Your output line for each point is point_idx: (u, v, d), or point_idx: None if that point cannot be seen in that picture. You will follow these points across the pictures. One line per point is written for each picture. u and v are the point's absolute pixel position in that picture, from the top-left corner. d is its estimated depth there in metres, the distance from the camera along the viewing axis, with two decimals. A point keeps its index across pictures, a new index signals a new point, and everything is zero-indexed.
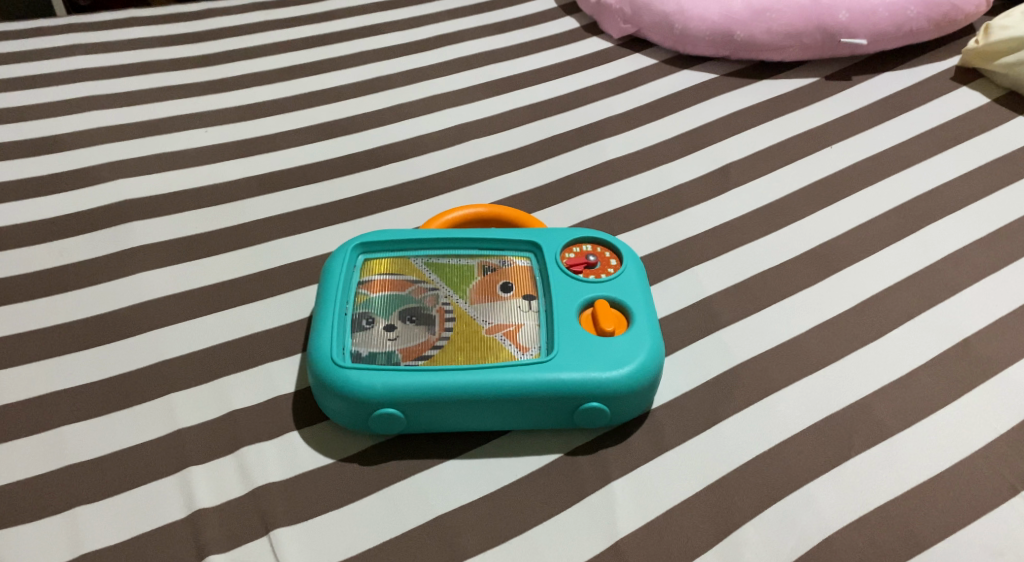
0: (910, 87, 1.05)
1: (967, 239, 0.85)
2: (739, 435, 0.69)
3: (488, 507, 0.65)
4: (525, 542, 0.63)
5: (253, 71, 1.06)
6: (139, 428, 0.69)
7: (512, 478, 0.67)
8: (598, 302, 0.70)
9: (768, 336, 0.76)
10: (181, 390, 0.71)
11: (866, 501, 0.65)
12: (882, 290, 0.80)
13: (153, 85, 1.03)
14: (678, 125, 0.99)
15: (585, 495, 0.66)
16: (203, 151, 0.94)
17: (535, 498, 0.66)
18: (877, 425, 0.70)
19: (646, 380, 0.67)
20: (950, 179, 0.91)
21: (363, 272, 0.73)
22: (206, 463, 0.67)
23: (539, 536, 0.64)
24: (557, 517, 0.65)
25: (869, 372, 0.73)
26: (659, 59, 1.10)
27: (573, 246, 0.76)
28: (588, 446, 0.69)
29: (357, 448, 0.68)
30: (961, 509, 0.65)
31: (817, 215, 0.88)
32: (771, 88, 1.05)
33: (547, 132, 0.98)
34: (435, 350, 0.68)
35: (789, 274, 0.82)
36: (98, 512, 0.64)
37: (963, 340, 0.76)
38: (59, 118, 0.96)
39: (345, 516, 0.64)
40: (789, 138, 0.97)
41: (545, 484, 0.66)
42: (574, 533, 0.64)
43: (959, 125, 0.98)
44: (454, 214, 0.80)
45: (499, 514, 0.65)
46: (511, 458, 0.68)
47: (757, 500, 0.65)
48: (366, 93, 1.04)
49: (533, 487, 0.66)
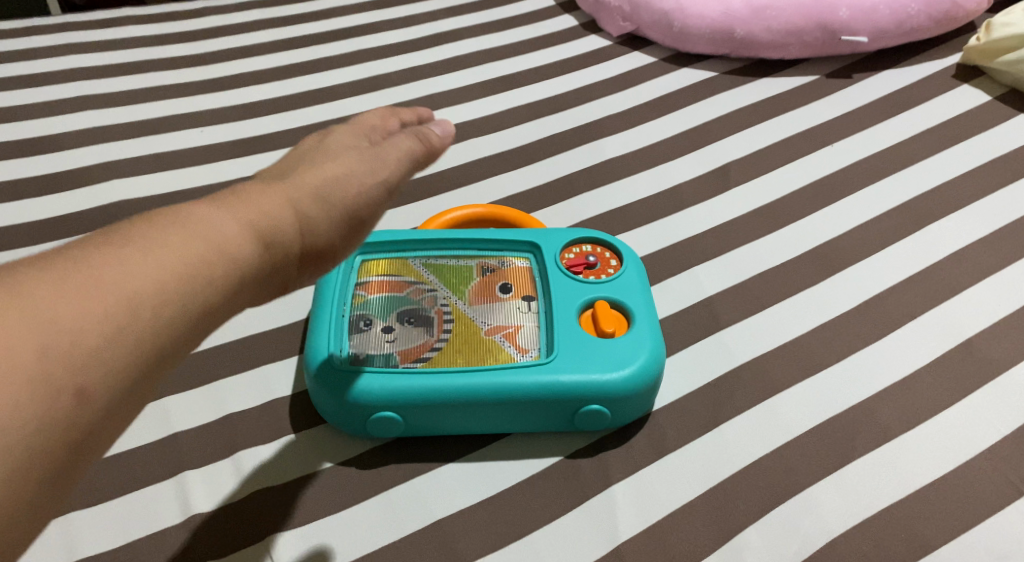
0: (912, 85, 1.04)
1: (969, 237, 0.84)
2: (741, 437, 0.68)
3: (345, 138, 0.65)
4: (394, 160, 0.64)
5: (250, 70, 1.05)
6: (133, 432, 0.68)
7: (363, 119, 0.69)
8: (598, 302, 0.70)
9: (769, 337, 0.76)
10: (176, 394, 0.71)
11: (868, 505, 0.64)
12: (884, 291, 0.79)
13: (148, 84, 1.02)
14: (678, 123, 0.98)
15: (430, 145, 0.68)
16: (198, 151, 0.93)
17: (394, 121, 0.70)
18: (880, 427, 0.69)
19: (647, 382, 0.66)
20: (951, 178, 0.91)
21: (360, 273, 0.72)
22: (202, 467, 0.66)
23: (401, 145, 0.65)
24: (410, 149, 0.65)
25: (871, 373, 0.73)
26: (658, 57, 1.09)
27: (573, 247, 0.75)
28: (415, 111, 0.73)
29: (355, 452, 0.67)
30: (964, 512, 0.64)
31: (818, 214, 0.87)
32: (772, 86, 1.04)
33: (545, 132, 0.98)
34: (433, 352, 0.67)
35: (791, 274, 0.81)
36: (91, 517, 0.63)
37: (966, 340, 0.75)
38: (54, 118, 0.96)
39: (342, 521, 0.63)
40: (789, 136, 0.97)
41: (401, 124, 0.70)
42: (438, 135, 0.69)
43: (960, 123, 0.98)
44: (452, 214, 0.79)
45: (353, 142, 0.65)
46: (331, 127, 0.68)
47: (761, 504, 0.65)
48: (363, 92, 1.03)
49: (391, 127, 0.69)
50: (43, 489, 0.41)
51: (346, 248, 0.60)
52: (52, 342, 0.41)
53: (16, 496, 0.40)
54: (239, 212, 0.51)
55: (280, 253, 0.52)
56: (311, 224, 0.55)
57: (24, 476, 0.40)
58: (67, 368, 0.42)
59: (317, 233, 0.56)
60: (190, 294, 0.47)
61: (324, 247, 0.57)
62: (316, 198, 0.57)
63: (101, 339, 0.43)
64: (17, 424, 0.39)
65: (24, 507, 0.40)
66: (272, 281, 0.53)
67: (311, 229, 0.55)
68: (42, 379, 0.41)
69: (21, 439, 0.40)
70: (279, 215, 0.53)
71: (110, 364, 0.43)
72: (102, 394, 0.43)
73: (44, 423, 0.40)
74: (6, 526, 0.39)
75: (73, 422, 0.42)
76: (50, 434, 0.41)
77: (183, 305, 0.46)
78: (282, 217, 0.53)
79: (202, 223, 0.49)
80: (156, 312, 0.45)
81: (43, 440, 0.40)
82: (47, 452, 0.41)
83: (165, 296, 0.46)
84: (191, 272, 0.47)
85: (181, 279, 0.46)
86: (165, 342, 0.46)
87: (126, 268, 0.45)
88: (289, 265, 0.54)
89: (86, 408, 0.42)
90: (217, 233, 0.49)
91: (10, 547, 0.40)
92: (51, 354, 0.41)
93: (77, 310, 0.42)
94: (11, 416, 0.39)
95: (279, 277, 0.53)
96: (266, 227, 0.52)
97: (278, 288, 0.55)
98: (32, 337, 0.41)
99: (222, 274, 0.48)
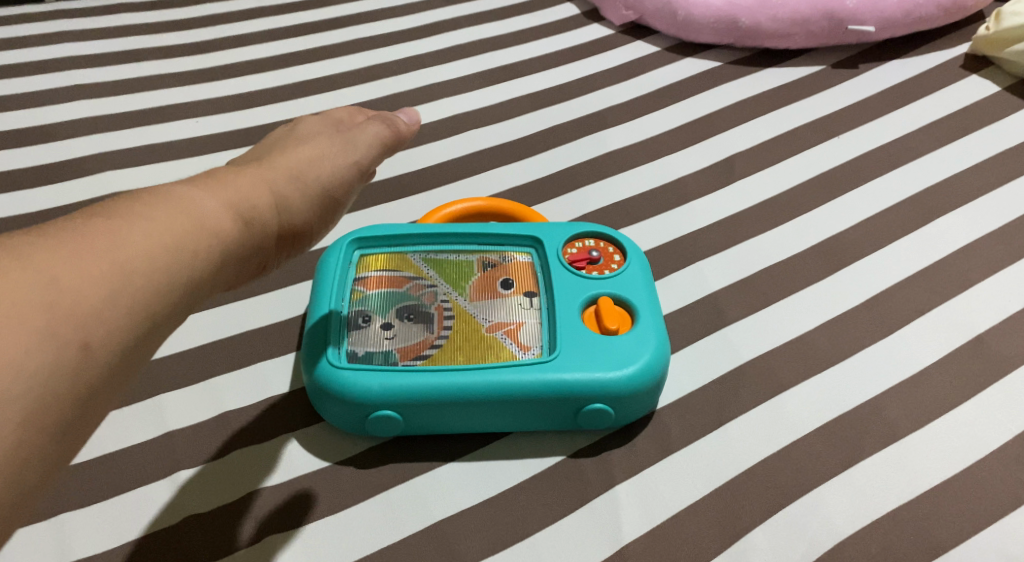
0: (920, 75, 1.02)
1: (978, 232, 0.83)
2: (747, 436, 0.67)
3: (311, 131, 0.70)
4: (354, 154, 0.68)
5: (246, 59, 1.03)
6: (128, 431, 0.67)
7: (330, 114, 0.74)
8: (601, 299, 0.68)
9: (775, 333, 0.74)
10: (171, 391, 0.69)
11: (877, 506, 0.63)
12: (892, 286, 0.78)
13: (143, 73, 1.00)
14: (681, 115, 0.97)
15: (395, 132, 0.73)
16: (194, 142, 0.92)
17: (357, 115, 0.74)
18: (888, 426, 0.68)
19: (651, 380, 0.65)
20: (959, 171, 0.89)
21: (359, 268, 0.71)
22: (197, 467, 0.65)
23: (358, 140, 0.70)
24: (368, 144, 0.70)
25: (879, 370, 0.71)
26: (662, 46, 1.07)
27: (576, 241, 0.73)
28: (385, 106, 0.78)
29: (353, 451, 0.66)
30: (974, 514, 0.63)
31: (824, 208, 0.85)
32: (777, 77, 1.03)
33: (546, 123, 0.96)
34: (433, 349, 0.66)
35: (797, 269, 0.80)
36: (84, 518, 0.62)
37: (976, 337, 0.74)
38: (47, 107, 0.94)
39: (340, 522, 0.62)
40: (794, 128, 0.95)
41: (365, 117, 0.75)
42: (397, 130, 0.73)
43: (968, 114, 0.96)
44: (452, 208, 0.77)
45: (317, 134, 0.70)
46: (292, 125, 0.72)
47: (766, 505, 0.63)
48: (361, 82, 1.01)
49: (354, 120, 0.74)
50: (55, 440, 0.43)
51: (311, 232, 0.64)
52: (54, 299, 0.44)
53: (32, 444, 0.42)
54: (219, 194, 0.55)
55: (258, 232, 0.56)
56: (283, 206, 0.60)
57: (36, 424, 0.42)
58: (71, 326, 0.44)
59: (290, 214, 0.60)
60: (179, 264, 0.50)
61: (294, 229, 0.61)
62: (284, 187, 0.61)
63: (100, 301, 0.46)
64: (27, 374, 0.42)
65: (37, 453, 0.42)
66: (253, 259, 0.57)
67: (284, 211, 0.60)
68: (50, 334, 0.44)
69: (32, 389, 0.42)
70: (255, 199, 0.57)
71: (110, 324, 0.46)
72: (105, 352, 0.46)
73: (53, 374, 0.43)
74: (20, 470, 0.41)
75: (78, 375, 0.44)
76: (59, 386, 0.43)
77: (176, 272, 0.50)
78: (257, 198, 0.57)
79: (185, 202, 0.52)
80: (148, 278, 0.48)
81: (53, 391, 0.43)
82: (56, 402, 0.43)
83: (156, 263, 0.49)
84: (179, 244, 0.50)
85: (170, 250, 0.50)
86: (159, 307, 0.49)
87: (120, 238, 0.48)
88: (267, 245, 0.58)
89: (90, 364, 0.45)
90: (200, 211, 0.53)
91: (24, 494, 0.42)
92: (54, 310, 0.44)
93: (77, 274, 0.46)
94: (21, 364, 0.42)
95: (258, 255, 0.57)
96: (245, 208, 0.56)
97: (257, 267, 0.58)
98: (38, 296, 0.44)
99: (208, 247, 0.52)
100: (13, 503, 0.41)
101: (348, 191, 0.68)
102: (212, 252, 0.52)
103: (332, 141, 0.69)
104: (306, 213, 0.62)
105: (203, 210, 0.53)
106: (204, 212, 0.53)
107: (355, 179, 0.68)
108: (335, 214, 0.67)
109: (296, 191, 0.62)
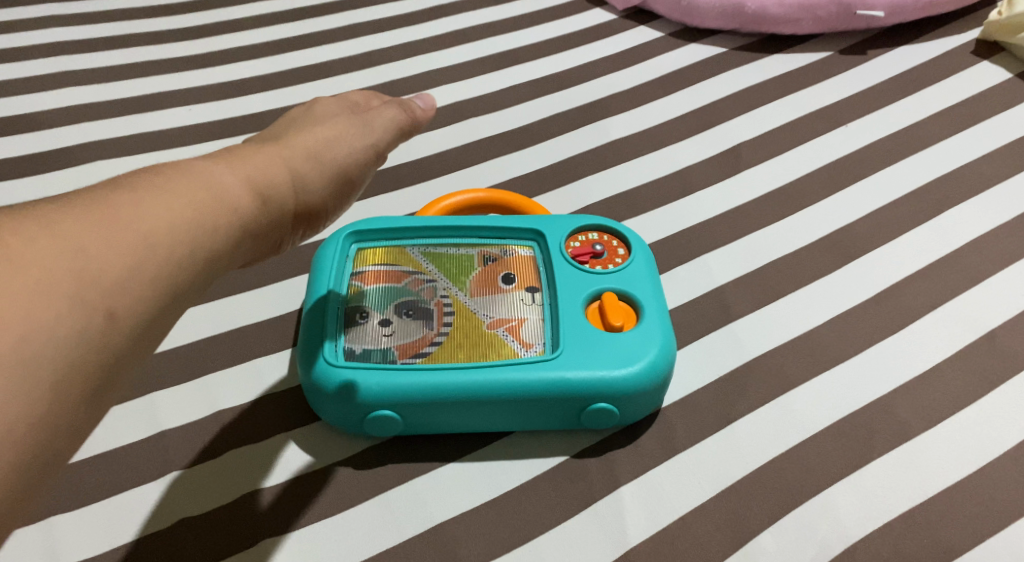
0: (930, 61, 0.99)
1: (990, 224, 0.81)
2: (755, 435, 0.66)
3: (325, 113, 0.67)
4: (371, 135, 0.66)
5: (239, 45, 1.01)
6: (120, 430, 0.65)
7: (345, 97, 0.71)
8: (605, 294, 0.66)
9: (783, 329, 0.72)
10: (165, 389, 0.68)
11: (888, 507, 0.62)
12: (902, 280, 0.76)
13: (134, 59, 0.98)
14: (686, 102, 0.94)
15: (411, 115, 0.70)
16: (186, 131, 0.90)
17: (372, 98, 0.72)
18: (899, 425, 0.66)
19: (656, 378, 0.63)
20: (970, 161, 0.87)
21: (356, 262, 0.69)
22: (191, 468, 0.63)
23: (374, 123, 0.67)
24: (386, 126, 0.67)
25: (889, 366, 0.70)
26: (666, 31, 1.05)
27: (579, 234, 0.71)
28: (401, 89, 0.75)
29: (351, 451, 0.64)
30: (988, 516, 0.61)
31: (832, 199, 0.83)
32: (784, 63, 1.00)
33: (547, 111, 0.94)
34: (432, 347, 0.64)
35: (805, 262, 0.78)
36: (76, 521, 0.60)
37: (989, 332, 0.72)
38: (36, 94, 0.92)
39: (339, 525, 0.61)
40: (802, 116, 0.93)
41: (380, 100, 0.72)
42: (414, 114, 0.70)
43: (980, 102, 0.94)
44: (452, 199, 0.75)
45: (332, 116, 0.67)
46: (306, 107, 0.70)
47: (775, 507, 0.62)
48: (357, 69, 0.99)
49: (368, 102, 0.71)
50: (83, 405, 0.41)
51: (322, 213, 0.61)
52: (79, 267, 0.43)
53: (62, 407, 0.40)
54: (236, 171, 0.53)
55: (270, 211, 0.54)
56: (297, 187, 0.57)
57: (59, 393, 0.40)
58: (98, 293, 0.43)
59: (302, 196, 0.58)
60: (201, 236, 0.48)
61: (307, 211, 0.59)
62: (296, 167, 0.58)
63: (125, 270, 0.44)
64: (56, 338, 0.40)
65: (65, 415, 0.40)
66: (265, 241, 0.54)
67: (297, 192, 0.57)
68: (77, 300, 0.42)
69: (56, 357, 0.40)
70: (269, 177, 0.55)
71: (136, 293, 0.44)
72: (129, 321, 0.44)
73: (80, 340, 0.41)
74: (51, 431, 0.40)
75: (105, 342, 0.42)
76: (83, 354, 0.41)
77: (199, 243, 0.48)
78: (270, 175, 0.55)
79: (203, 176, 0.50)
80: (173, 249, 0.46)
81: (81, 356, 0.41)
82: (80, 371, 0.41)
83: (179, 233, 0.47)
84: (199, 217, 0.48)
85: (191, 222, 0.48)
86: (182, 279, 0.47)
87: (143, 206, 0.46)
88: (280, 226, 0.55)
89: (116, 332, 0.43)
90: (219, 185, 0.50)
91: (48, 465, 0.40)
92: (79, 277, 0.42)
93: (102, 242, 0.44)
94: (50, 328, 0.40)
95: (269, 236, 0.54)
96: (260, 187, 0.53)
97: (265, 250, 0.56)
98: (60, 262, 0.42)
99: (228, 222, 0.50)
100: (39, 471, 0.39)
101: (362, 173, 0.65)
102: (229, 227, 0.50)
103: (348, 123, 0.66)
104: (316, 195, 0.59)
105: (220, 185, 0.51)
106: (221, 187, 0.50)
107: (371, 161, 0.66)
108: (345, 198, 0.64)
109: (310, 171, 0.59)
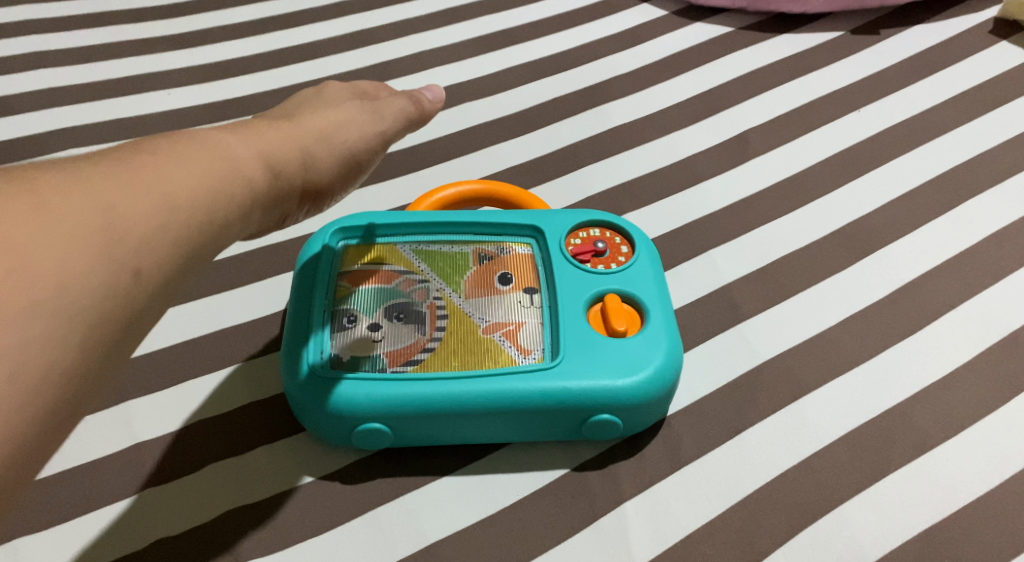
0: (947, 41, 0.94)
1: (1010, 217, 0.77)
2: (766, 445, 0.62)
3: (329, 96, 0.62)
4: (382, 121, 0.61)
5: (221, 24, 0.96)
6: (95, 441, 0.61)
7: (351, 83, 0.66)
8: (607, 297, 0.62)
9: (795, 330, 0.69)
10: (141, 397, 0.64)
11: (906, 524, 0.59)
12: (919, 277, 0.72)
13: (109, 39, 0.93)
14: (691, 86, 0.90)
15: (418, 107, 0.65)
16: (166, 117, 0.86)
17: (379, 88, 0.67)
18: (917, 434, 0.63)
19: (662, 388, 0.59)
20: (989, 148, 0.83)
21: (343, 261, 0.65)
22: (171, 482, 0.60)
23: (382, 111, 0.62)
24: (395, 116, 0.63)
25: (906, 370, 0.66)
26: (670, 9, 0.99)
27: (579, 231, 0.67)
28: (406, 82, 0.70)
29: (339, 465, 0.61)
30: (1010, 534, 0.58)
31: (845, 189, 0.79)
32: (794, 43, 0.95)
33: (545, 95, 0.89)
34: (425, 354, 0.60)
35: (817, 257, 0.74)
36: (49, 540, 0.57)
37: (1010, 333, 0.69)
38: (6, 77, 0.88)
39: (327, 544, 0.57)
40: (813, 100, 0.88)
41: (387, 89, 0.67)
42: (422, 108, 0.65)
43: (998, 86, 0.89)
44: (445, 192, 0.71)
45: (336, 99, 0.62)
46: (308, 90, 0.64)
47: (787, 523, 0.59)
48: (346, 50, 0.94)
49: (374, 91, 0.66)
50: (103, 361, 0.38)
51: (317, 199, 0.56)
52: (106, 219, 0.39)
53: (82, 361, 0.37)
54: (248, 143, 0.49)
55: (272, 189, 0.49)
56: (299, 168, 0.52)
57: (79, 353, 0.36)
58: (124, 247, 0.39)
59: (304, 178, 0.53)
60: (222, 202, 0.44)
61: (307, 194, 0.54)
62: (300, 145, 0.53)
63: (153, 227, 0.40)
64: (83, 289, 0.37)
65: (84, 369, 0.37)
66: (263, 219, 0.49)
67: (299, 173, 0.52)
68: (105, 253, 0.38)
69: (81, 311, 0.37)
70: (274, 154, 0.50)
71: (161, 252, 0.41)
72: (153, 281, 0.40)
73: (106, 294, 0.38)
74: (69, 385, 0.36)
75: (129, 298, 0.39)
76: (109, 308, 0.38)
77: (218, 208, 0.44)
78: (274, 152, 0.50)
79: (216, 144, 0.46)
80: (200, 211, 0.43)
81: (105, 310, 0.38)
82: (103, 326, 0.37)
83: (202, 196, 0.43)
84: (219, 184, 0.44)
85: (213, 186, 0.44)
86: (205, 242, 0.43)
87: (167, 164, 0.43)
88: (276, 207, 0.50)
89: (141, 291, 0.39)
90: (233, 154, 0.47)
91: (62, 426, 0.36)
92: (106, 229, 0.39)
93: (131, 195, 0.40)
94: (76, 277, 0.37)
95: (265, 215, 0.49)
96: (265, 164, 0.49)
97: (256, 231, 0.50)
98: (88, 211, 0.39)
99: (244, 192, 0.46)
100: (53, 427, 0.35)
101: (368, 160, 0.61)
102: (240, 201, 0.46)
103: (355, 107, 0.61)
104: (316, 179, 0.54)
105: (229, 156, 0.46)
106: (229, 159, 0.46)
107: (376, 151, 0.61)
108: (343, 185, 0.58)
109: (313, 152, 0.54)
